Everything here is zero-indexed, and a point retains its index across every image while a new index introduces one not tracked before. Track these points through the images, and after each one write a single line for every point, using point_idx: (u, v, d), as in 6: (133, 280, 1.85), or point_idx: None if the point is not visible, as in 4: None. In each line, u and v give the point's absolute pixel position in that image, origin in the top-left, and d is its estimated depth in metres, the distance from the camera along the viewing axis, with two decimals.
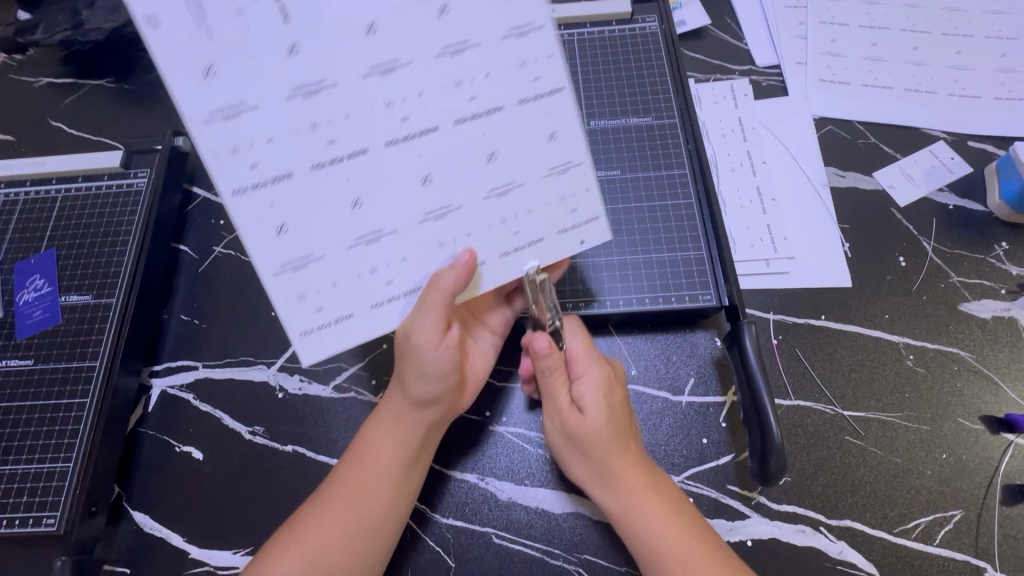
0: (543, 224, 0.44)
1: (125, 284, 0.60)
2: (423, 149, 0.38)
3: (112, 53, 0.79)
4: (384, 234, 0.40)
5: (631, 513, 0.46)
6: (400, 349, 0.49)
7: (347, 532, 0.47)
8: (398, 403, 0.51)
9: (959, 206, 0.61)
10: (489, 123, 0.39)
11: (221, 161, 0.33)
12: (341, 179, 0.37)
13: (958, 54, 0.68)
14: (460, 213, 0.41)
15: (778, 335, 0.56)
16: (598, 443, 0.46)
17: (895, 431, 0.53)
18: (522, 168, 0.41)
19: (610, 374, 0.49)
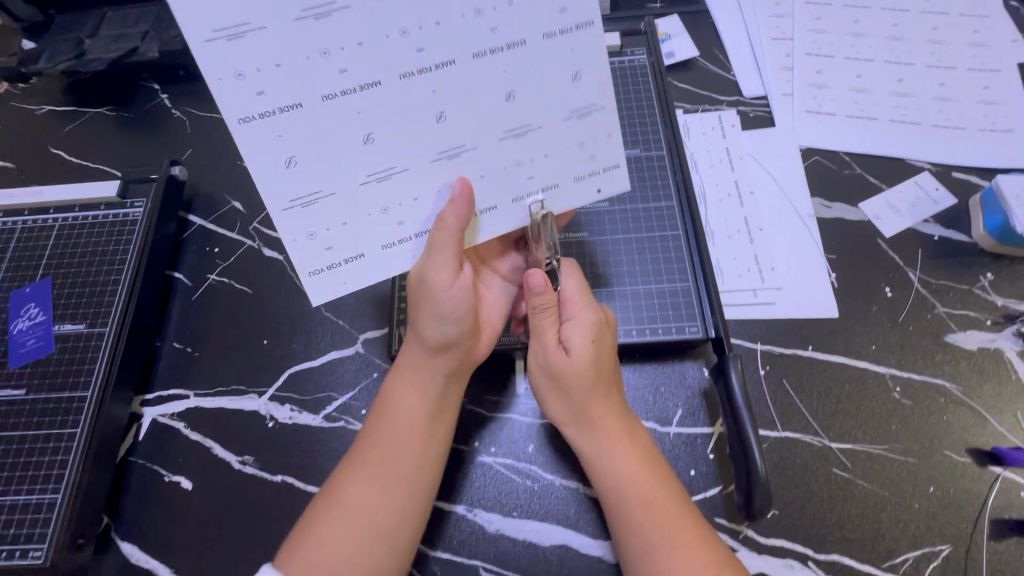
0: (558, 170, 0.45)
1: (119, 312, 0.60)
2: (438, 89, 0.38)
3: (113, 81, 0.81)
4: (395, 172, 0.41)
5: (602, 454, 0.50)
6: (414, 292, 0.50)
7: (385, 487, 0.48)
8: (415, 352, 0.51)
9: (944, 236, 0.62)
10: (510, 59, 0.38)
11: (226, 85, 0.33)
12: (353, 113, 0.37)
13: (942, 86, 0.69)
14: (474, 155, 0.42)
15: (766, 366, 0.57)
16: (579, 383, 0.50)
17: (883, 464, 0.53)
18: (542, 111, 0.41)
19: (601, 321, 0.52)
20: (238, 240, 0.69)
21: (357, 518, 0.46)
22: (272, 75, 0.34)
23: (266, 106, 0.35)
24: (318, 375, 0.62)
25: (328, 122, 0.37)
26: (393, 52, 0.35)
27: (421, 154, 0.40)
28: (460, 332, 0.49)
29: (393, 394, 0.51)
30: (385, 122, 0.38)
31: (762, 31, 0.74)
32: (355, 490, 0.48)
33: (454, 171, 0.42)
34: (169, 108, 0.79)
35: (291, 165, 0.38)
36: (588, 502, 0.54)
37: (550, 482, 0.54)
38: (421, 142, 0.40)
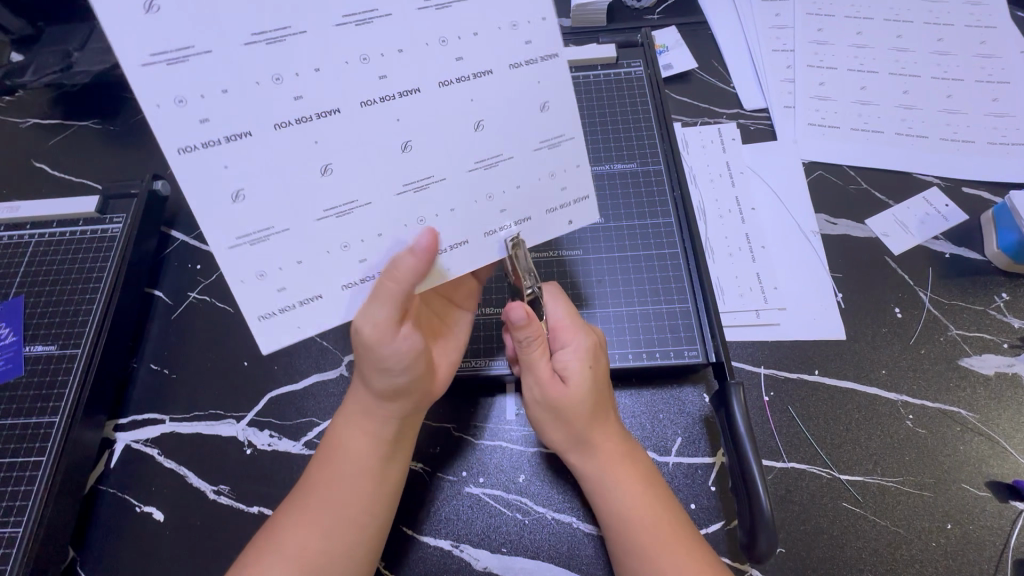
0: (531, 203, 0.43)
1: (92, 333, 0.58)
2: (403, 117, 0.36)
3: (100, 94, 0.79)
4: (356, 207, 0.37)
5: (607, 479, 0.46)
6: (354, 343, 0.45)
7: (332, 529, 0.45)
8: (364, 396, 0.48)
9: (956, 254, 0.59)
10: (477, 87, 0.38)
11: (166, 113, 0.31)
12: (310, 141, 0.35)
13: (949, 98, 0.67)
14: (443, 185, 0.39)
15: (769, 391, 0.54)
16: (580, 408, 0.47)
17: (896, 497, 0.49)
18: (511, 140, 0.40)
19: (597, 344, 0.49)
20: None
21: (305, 563, 0.44)
22: (218, 102, 0.32)
23: (210, 136, 0.33)
24: (299, 399, 0.59)
25: (281, 155, 0.34)
26: (352, 77, 0.34)
27: (386, 183, 0.38)
28: (415, 378, 0.46)
29: (345, 433, 0.49)
30: (344, 151, 0.36)
31: (762, 43, 0.72)
32: (301, 533, 0.45)
33: (422, 204, 0.39)
34: None
35: (239, 199, 0.35)
36: (582, 538, 0.50)
37: (541, 515, 0.51)
38: (385, 172, 0.37)
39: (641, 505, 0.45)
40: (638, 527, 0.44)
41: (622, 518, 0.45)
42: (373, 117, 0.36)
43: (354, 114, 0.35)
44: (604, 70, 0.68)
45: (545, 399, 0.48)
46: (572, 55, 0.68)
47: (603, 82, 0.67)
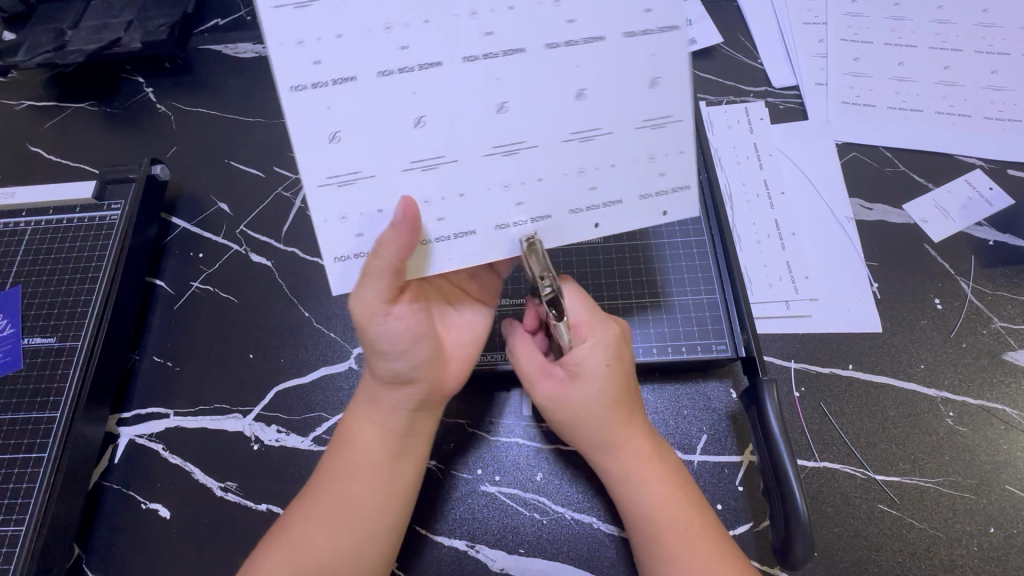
0: (623, 184, 0.39)
1: (92, 325, 0.56)
2: (504, 76, 0.35)
3: (95, 73, 0.76)
4: (444, 161, 0.37)
5: (631, 481, 0.44)
6: (357, 325, 0.44)
7: (340, 527, 0.43)
8: (374, 385, 0.46)
9: (1001, 241, 0.56)
10: (586, 53, 0.36)
11: (285, 51, 0.33)
12: (409, 93, 0.35)
13: (995, 73, 0.62)
14: (534, 152, 0.37)
15: (800, 387, 0.51)
16: (597, 408, 0.44)
17: (935, 500, 0.47)
18: (610, 115, 0.37)
19: (620, 337, 0.46)
20: (224, 245, 0.64)
21: (311, 561, 0.42)
22: (331, 44, 0.33)
23: (320, 76, 0.34)
24: (307, 393, 0.57)
25: (378, 106, 0.35)
26: (375, 46, 0.34)
27: (473, 142, 0.36)
28: (415, 368, 0.43)
29: (355, 427, 0.46)
30: (439, 104, 0.35)
31: (792, 16, 0.68)
32: (310, 529, 0.43)
33: (509, 169, 0.38)
34: (155, 102, 0.74)
35: (336, 139, 0.35)
36: (603, 540, 0.48)
37: (560, 515, 0.49)
38: (473, 131, 0.36)
39: (664, 506, 0.43)
40: (659, 528, 0.42)
41: (643, 518, 0.43)
42: (475, 73, 0.35)
43: (369, 85, 0.34)
44: None
45: (562, 401, 0.45)
46: None
47: None
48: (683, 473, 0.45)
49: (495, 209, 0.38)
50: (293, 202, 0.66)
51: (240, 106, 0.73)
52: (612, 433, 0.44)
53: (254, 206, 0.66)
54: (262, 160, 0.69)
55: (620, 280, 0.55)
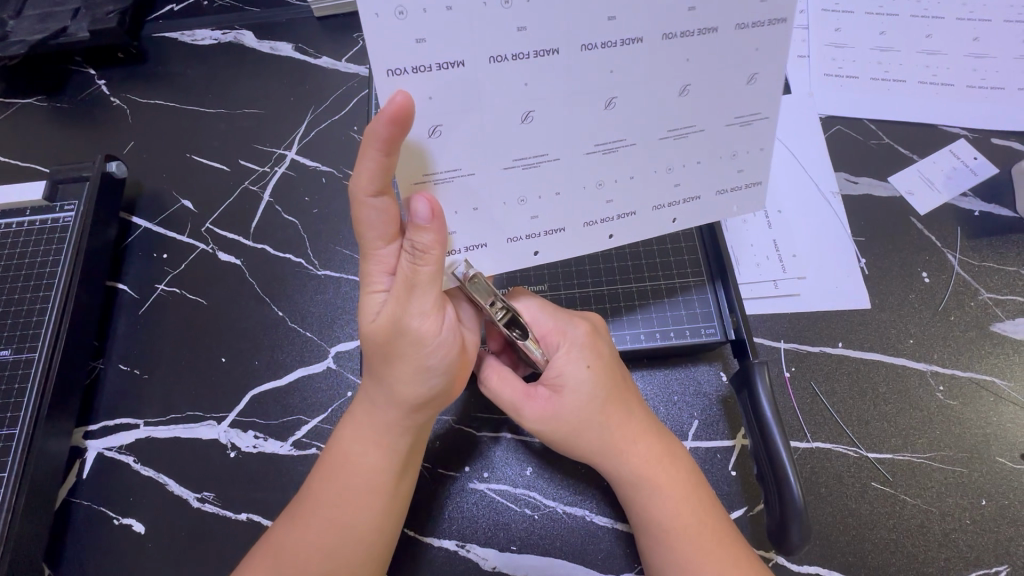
0: (705, 180, 0.40)
1: (50, 335, 0.53)
2: (617, 69, 0.34)
3: (40, 64, 0.71)
4: (546, 160, 0.36)
5: (643, 485, 0.42)
6: (386, 345, 0.39)
7: (344, 553, 0.41)
8: (373, 404, 0.42)
9: (985, 212, 0.55)
10: (698, 45, 0.35)
11: (384, 22, 0.29)
12: (519, 84, 0.33)
13: (976, 41, 0.61)
14: (633, 150, 0.37)
15: (791, 367, 0.50)
16: (592, 409, 0.43)
17: (928, 475, 0.46)
18: (709, 114, 0.37)
19: (591, 332, 0.45)
20: (190, 244, 0.61)
21: None
22: (440, 19, 0.30)
23: (423, 60, 0.31)
24: (285, 396, 0.54)
25: (488, 92, 0.32)
26: (488, 22, 0.31)
27: (578, 141, 0.36)
28: (445, 383, 0.41)
29: (350, 445, 0.42)
30: (551, 97, 0.34)
31: None
32: (304, 554, 0.41)
33: (606, 166, 0.37)
34: (109, 96, 0.70)
35: (436, 135, 0.33)
36: (597, 532, 0.47)
37: (551, 509, 0.48)
38: (580, 127, 0.35)
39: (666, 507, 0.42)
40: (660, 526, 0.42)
41: (654, 518, 0.42)
42: (592, 62, 0.33)
43: (482, 71, 0.32)
44: None
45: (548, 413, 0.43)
46: None
47: None
48: (693, 467, 0.44)
49: (585, 206, 0.38)
50: (261, 196, 0.63)
51: (201, 96, 0.69)
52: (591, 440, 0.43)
53: (220, 202, 0.63)
54: (227, 153, 0.65)
55: (637, 258, 0.53)
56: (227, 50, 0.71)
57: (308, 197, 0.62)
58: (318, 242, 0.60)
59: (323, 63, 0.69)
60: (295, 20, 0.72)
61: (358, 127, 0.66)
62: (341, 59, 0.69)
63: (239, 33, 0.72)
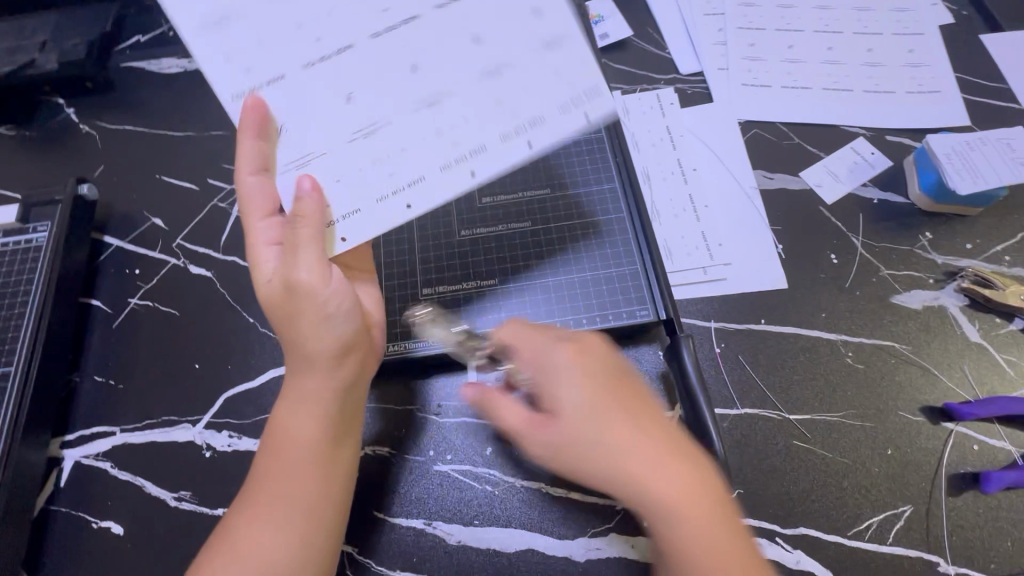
0: (540, 103, 0.42)
1: (25, 350, 0.55)
2: (415, 63, 0.42)
3: (8, 96, 0.74)
4: (381, 125, 0.42)
5: (644, 505, 0.38)
6: (284, 305, 0.45)
7: (294, 518, 0.44)
8: (301, 377, 0.46)
9: (884, 199, 0.62)
10: (464, 12, 0.41)
11: (216, 64, 0.41)
12: (331, 78, 0.41)
13: (870, 51, 0.70)
14: (454, 99, 0.42)
15: (721, 342, 0.56)
16: (580, 430, 0.40)
17: (841, 430, 0.52)
18: (528, 73, 0.42)
19: (579, 344, 0.43)
20: (161, 259, 0.64)
21: (260, 558, 0.43)
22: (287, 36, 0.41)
23: (256, 80, 0.41)
24: (257, 397, 0.57)
25: (312, 85, 0.42)
26: (289, 42, 0.41)
27: (403, 102, 0.42)
28: (350, 332, 0.46)
29: (289, 421, 0.46)
30: (367, 83, 0.42)
31: (694, 9, 0.74)
32: (255, 529, 0.44)
33: (438, 115, 0.42)
34: (78, 122, 0.73)
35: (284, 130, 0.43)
36: (552, 502, 0.51)
37: (510, 485, 0.52)
38: (397, 87, 0.42)
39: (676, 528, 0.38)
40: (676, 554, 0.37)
41: (670, 546, 0.38)
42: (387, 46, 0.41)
43: (300, 74, 0.41)
44: None
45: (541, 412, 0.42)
46: None
47: None
48: (707, 470, 0.40)
49: (433, 155, 0.43)
50: (229, 212, 0.66)
51: (169, 119, 0.73)
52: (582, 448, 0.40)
53: (189, 219, 0.66)
54: (195, 173, 0.69)
55: (578, 251, 0.59)
56: (193, 76, 0.75)
57: None
58: None
59: None
60: None
61: None
62: None
63: None
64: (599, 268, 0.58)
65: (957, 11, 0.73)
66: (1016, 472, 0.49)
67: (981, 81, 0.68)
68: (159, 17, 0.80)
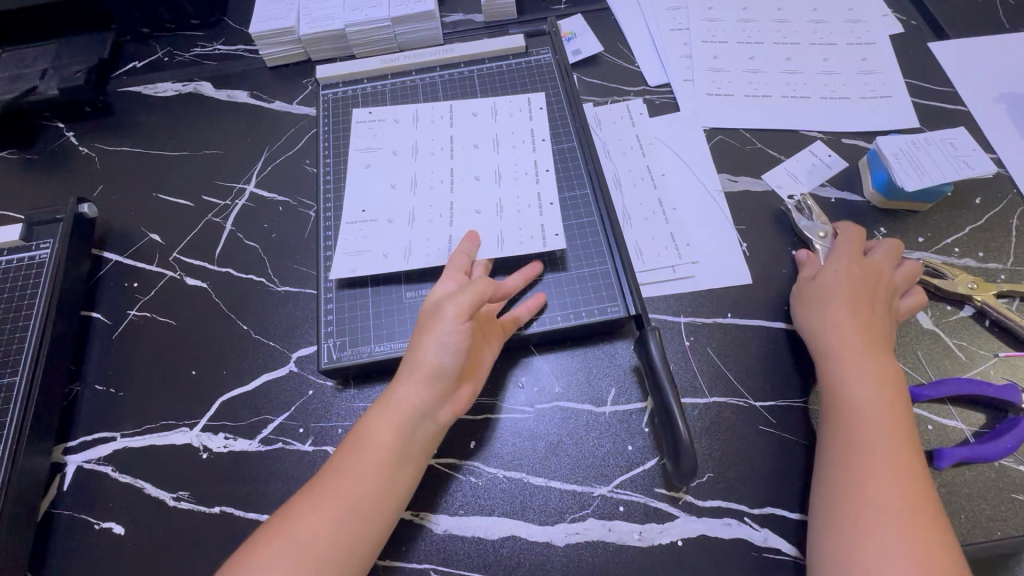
0: (537, 136, 0.68)
1: (30, 361, 0.58)
2: (466, 148, 0.68)
3: (10, 121, 0.77)
4: (469, 202, 0.64)
5: (881, 441, 0.46)
6: (422, 320, 0.53)
7: (346, 518, 0.46)
8: (398, 391, 0.51)
9: (840, 198, 0.66)
10: (460, 119, 0.70)
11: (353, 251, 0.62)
12: (427, 186, 0.66)
13: (826, 61, 0.75)
14: (494, 154, 0.67)
15: (690, 336, 0.60)
16: (836, 296, 0.54)
17: (805, 415, 0.55)
18: (519, 125, 0.69)
19: (854, 259, 0.56)
20: (159, 272, 0.67)
21: (304, 547, 0.45)
22: (394, 188, 0.66)
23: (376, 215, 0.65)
24: (251, 400, 0.60)
25: (415, 198, 0.65)
26: (375, 173, 0.67)
27: (471, 174, 0.66)
28: (454, 364, 0.51)
29: (369, 426, 0.50)
30: (449, 179, 0.66)
31: (661, 25, 0.79)
32: (309, 520, 0.46)
33: (493, 172, 0.66)
34: (77, 145, 0.76)
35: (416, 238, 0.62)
36: (534, 491, 0.54)
37: (493, 476, 0.55)
38: (464, 170, 0.67)
39: (887, 432, 0.47)
40: (871, 456, 0.46)
41: (844, 490, 0.46)
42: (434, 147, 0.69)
43: (405, 191, 0.66)
44: (515, 59, 0.75)
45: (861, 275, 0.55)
46: (486, 48, 0.75)
47: (515, 70, 0.75)
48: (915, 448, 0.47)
49: (511, 195, 0.64)
50: (223, 226, 0.70)
51: (165, 140, 0.76)
52: (871, 364, 0.50)
53: (185, 234, 0.70)
54: (191, 190, 0.72)
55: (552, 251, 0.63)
56: (187, 99, 0.79)
57: (266, 223, 0.69)
58: (277, 262, 0.67)
59: (277, 107, 0.78)
60: (250, 70, 0.81)
61: (309, 159, 0.73)
62: (292, 102, 0.78)
63: (199, 84, 0.80)
64: (572, 265, 0.62)
65: (906, 21, 0.78)
66: (967, 448, 0.51)
67: (929, 86, 0.73)
68: (154, 45, 0.84)
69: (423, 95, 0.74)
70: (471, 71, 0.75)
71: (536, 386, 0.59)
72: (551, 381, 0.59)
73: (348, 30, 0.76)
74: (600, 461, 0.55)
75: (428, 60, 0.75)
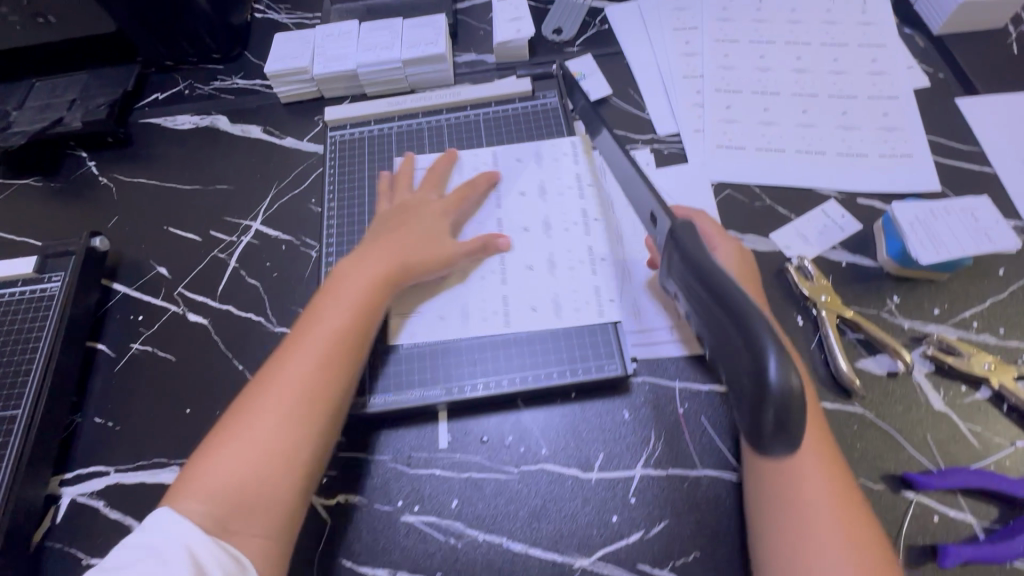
0: (583, 190, 0.68)
1: (33, 392, 0.60)
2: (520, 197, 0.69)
3: (36, 150, 0.81)
4: (529, 261, 0.65)
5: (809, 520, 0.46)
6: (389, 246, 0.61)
7: (267, 451, 0.48)
8: (332, 324, 0.55)
9: (852, 262, 0.63)
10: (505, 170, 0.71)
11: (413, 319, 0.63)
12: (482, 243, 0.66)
13: (845, 115, 0.72)
14: (543, 206, 0.68)
15: (684, 404, 0.58)
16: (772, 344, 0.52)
17: None
18: (561, 174, 0.70)
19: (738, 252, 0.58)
20: (163, 306, 0.69)
21: (225, 483, 0.47)
22: None
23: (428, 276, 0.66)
24: None
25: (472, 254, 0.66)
26: None
27: (525, 229, 0.67)
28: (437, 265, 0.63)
29: (289, 363, 0.53)
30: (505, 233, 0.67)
31: (673, 71, 0.78)
32: (228, 460, 0.48)
33: (546, 227, 0.67)
34: (97, 175, 0.79)
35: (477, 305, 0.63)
36: (513, 557, 0.53)
37: (473, 538, 0.54)
38: (517, 225, 0.67)
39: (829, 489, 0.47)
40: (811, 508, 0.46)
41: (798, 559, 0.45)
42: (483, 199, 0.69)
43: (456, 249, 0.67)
44: (521, 102, 0.75)
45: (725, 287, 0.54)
46: (492, 91, 0.75)
47: (521, 113, 0.74)
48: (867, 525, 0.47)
49: (572, 252, 0.65)
50: (228, 262, 0.71)
51: (179, 173, 0.78)
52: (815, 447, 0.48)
53: (192, 268, 0.71)
54: (200, 225, 0.74)
55: (561, 305, 0.62)
56: (203, 132, 0.81)
57: (269, 262, 0.70)
58: (275, 301, 0.68)
59: (288, 143, 0.79)
60: (265, 105, 0.83)
61: (315, 198, 0.74)
62: (303, 139, 0.79)
63: (215, 118, 0.82)
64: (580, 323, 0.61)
65: (933, 75, 0.75)
66: (973, 547, 0.48)
67: (954, 146, 0.70)
68: (177, 77, 0.87)
69: (429, 139, 0.74)
70: (477, 115, 0.76)
71: (522, 447, 0.57)
72: (537, 441, 0.58)
73: (359, 71, 0.77)
74: (583, 530, 0.53)
75: (436, 103, 0.76)
